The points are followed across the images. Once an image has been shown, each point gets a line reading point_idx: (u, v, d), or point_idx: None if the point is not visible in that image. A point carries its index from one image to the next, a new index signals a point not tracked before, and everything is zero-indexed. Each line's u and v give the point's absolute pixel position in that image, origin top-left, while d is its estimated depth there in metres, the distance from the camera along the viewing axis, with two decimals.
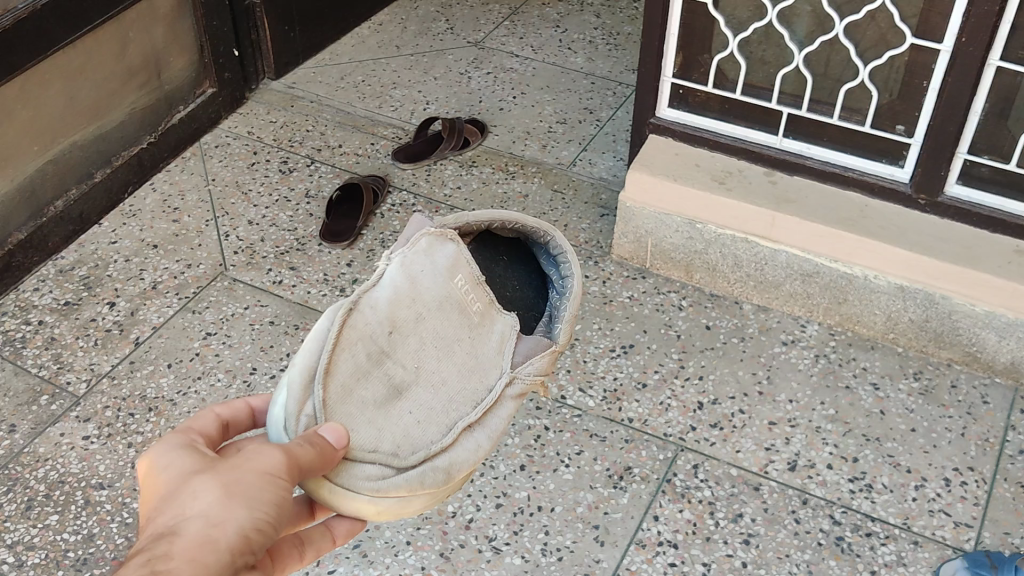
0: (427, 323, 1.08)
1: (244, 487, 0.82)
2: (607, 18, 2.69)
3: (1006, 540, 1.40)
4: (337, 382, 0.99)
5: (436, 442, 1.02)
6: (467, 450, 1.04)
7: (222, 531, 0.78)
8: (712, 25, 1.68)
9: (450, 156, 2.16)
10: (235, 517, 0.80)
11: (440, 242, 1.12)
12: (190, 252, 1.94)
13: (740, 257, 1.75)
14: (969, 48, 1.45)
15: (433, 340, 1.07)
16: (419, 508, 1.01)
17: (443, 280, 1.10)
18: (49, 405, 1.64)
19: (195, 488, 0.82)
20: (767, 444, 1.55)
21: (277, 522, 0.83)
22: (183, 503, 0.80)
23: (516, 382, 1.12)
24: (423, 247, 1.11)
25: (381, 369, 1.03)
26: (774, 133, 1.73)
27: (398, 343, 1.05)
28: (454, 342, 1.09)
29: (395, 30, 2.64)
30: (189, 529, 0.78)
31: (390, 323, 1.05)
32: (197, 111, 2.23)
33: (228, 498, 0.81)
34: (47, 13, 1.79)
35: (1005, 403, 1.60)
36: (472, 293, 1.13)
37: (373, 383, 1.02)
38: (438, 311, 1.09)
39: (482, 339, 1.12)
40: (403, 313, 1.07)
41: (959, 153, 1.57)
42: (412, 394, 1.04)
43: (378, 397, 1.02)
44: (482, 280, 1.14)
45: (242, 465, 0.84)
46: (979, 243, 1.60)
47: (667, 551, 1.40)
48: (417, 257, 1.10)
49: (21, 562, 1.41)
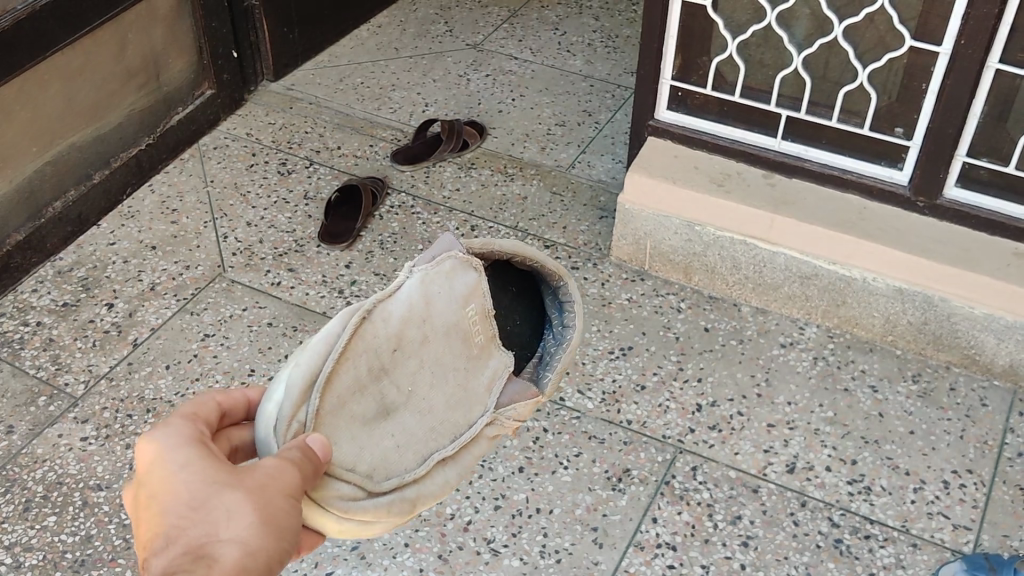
0: (431, 349, 1.03)
1: (275, 512, 0.78)
2: (607, 21, 2.69)
3: (1005, 542, 1.40)
4: (331, 395, 0.93)
5: (410, 471, 0.99)
6: (435, 485, 1.01)
7: (257, 561, 0.75)
8: (712, 27, 1.68)
9: (449, 157, 2.16)
10: (268, 545, 0.76)
11: (463, 268, 1.08)
12: (189, 253, 1.94)
13: (738, 259, 1.75)
14: (969, 50, 1.46)
15: (433, 365, 1.03)
16: (375, 532, 0.98)
17: (456, 305, 1.05)
18: (48, 405, 1.64)
19: (228, 505, 0.77)
20: (766, 445, 1.55)
21: (294, 547, 0.81)
22: (216, 522, 0.76)
23: (497, 423, 1.09)
24: (445, 269, 1.06)
25: (377, 386, 0.98)
26: (772, 135, 1.73)
27: (399, 363, 1.00)
28: (451, 371, 1.05)
29: (394, 32, 2.64)
30: (225, 557, 0.74)
31: (397, 340, 1.00)
32: (196, 112, 2.23)
33: (262, 525, 0.77)
34: (46, 14, 1.79)
35: (1004, 406, 1.60)
36: (481, 324, 1.09)
37: (365, 400, 0.97)
38: (444, 336, 1.04)
39: (477, 372, 1.08)
40: (411, 331, 1.01)
41: (958, 155, 1.57)
42: (398, 417, 1.00)
43: (367, 415, 0.97)
44: (491, 313, 1.10)
45: (269, 483, 0.79)
46: (978, 245, 1.60)
47: (666, 553, 1.40)
48: (437, 274, 1.04)
49: (19, 563, 1.41)
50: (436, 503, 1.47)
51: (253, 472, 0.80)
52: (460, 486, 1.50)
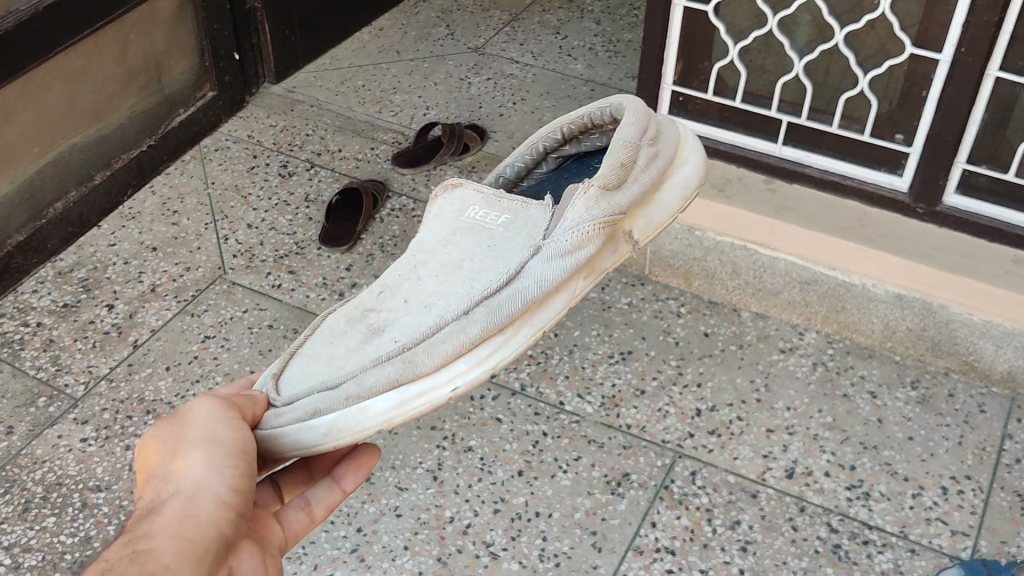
0: (426, 264, 1.11)
1: (206, 448, 0.90)
2: (607, 25, 2.70)
3: (1003, 548, 1.41)
4: (302, 355, 1.05)
5: (407, 347, 1.02)
6: (445, 339, 1.01)
7: (196, 503, 0.87)
8: (712, 33, 1.68)
9: (450, 161, 2.16)
10: (203, 485, 0.88)
11: (449, 192, 1.18)
12: (189, 254, 1.94)
13: (739, 265, 1.76)
14: (968, 58, 1.47)
15: (432, 272, 1.10)
16: (391, 413, 1.00)
17: (452, 232, 1.14)
18: (47, 407, 1.64)
19: (165, 470, 0.90)
20: (765, 450, 1.55)
21: (251, 471, 0.92)
22: (159, 486, 0.90)
23: (545, 249, 1.08)
24: (433, 211, 1.18)
25: (363, 320, 1.06)
26: (773, 141, 1.74)
27: (383, 298, 1.08)
28: (461, 262, 1.10)
29: (396, 36, 2.64)
30: (168, 508, 0.87)
31: (381, 284, 1.10)
32: (197, 113, 2.23)
33: (193, 467, 0.89)
34: (49, 15, 1.80)
35: (1002, 412, 1.61)
36: (493, 213, 1.15)
37: (350, 335, 1.05)
38: (439, 250, 1.12)
39: (505, 234, 1.12)
40: (397, 269, 1.11)
41: (959, 162, 1.58)
42: (390, 327, 1.05)
43: (352, 342, 1.04)
44: (500, 197, 1.16)
45: (191, 432, 0.92)
46: (978, 252, 1.61)
47: (665, 558, 1.40)
48: (421, 226, 1.17)
49: (18, 564, 1.41)
50: (436, 506, 1.48)
51: (182, 428, 0.93)
52: (459, 489, 1.50)
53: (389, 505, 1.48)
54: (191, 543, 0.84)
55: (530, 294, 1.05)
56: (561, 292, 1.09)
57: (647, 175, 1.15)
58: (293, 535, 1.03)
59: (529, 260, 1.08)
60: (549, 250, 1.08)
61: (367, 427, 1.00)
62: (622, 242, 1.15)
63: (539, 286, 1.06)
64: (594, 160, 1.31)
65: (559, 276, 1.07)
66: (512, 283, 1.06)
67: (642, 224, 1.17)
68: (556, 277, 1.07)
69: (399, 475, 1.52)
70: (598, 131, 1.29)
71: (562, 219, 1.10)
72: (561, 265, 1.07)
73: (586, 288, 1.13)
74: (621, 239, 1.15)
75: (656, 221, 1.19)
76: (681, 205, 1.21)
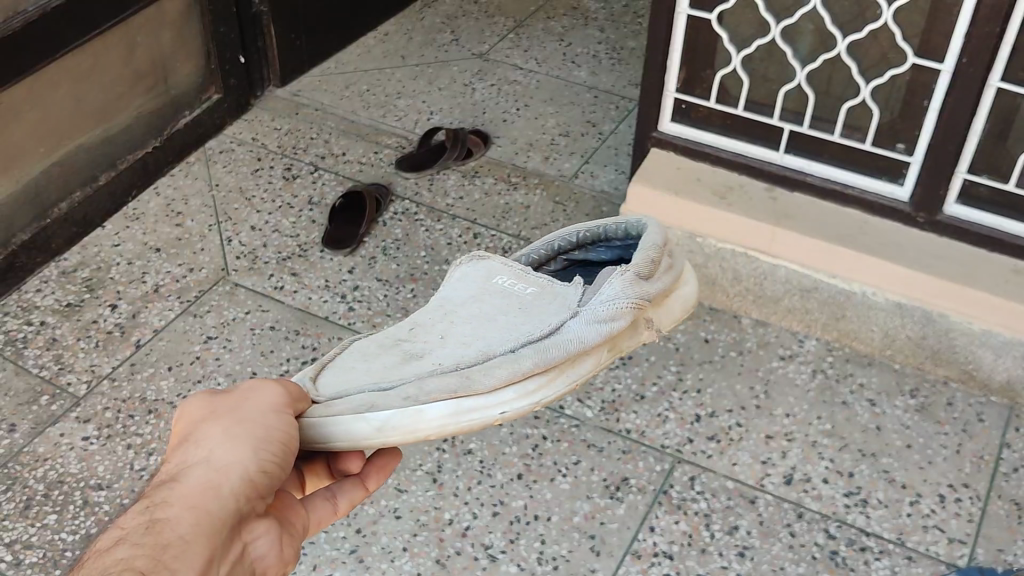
0: (462, 311, 1.13)
1: (245, 431, 0.91)
2: (612, 33, 2.71)
3: (999, 557, 1.41)
4: (343, 362, 1.07)
5: (452, 369, 1.05)
6: (496, 364, 1.05)
7: (223, 478, 0.87)
8: (715, 41, 1.69)
9: (453, 166, 2.18)
10: (237, 461, 0.88)
11: (471, 264, 1.19)
12: (192, 256, 1.95)
13: (740, 271, 1.77)
14: (970, 69, 1.48)
15: (464, 320, 1.12)
16: (437, 425, 1.03)
17: (470, 288, 1.16)
18: (49, 405, 1.65)
19: (201, 437, 0.91)
20: (764, 457, 1.55)
21: (285, 461, 0.92)
22: (190, 453, 0.90)
23: (580, 315, 1.10)
24: (454, 279, 1.19)
25: (399, 347, 1.08)
26: (774, 149, 1.75)
27: (420, 332, 1.10)
28: (495, 315, 1.12)
29: (401, 41, 2.65)
30: (192, 477, 0.87)
31: (412, 322, 1.12)
32: (202, 115, 2.24)
33: (231, 446, 0.89)
34: (56, 16, 1.81)
35: (1001, 422, 1.61)
36: (520, 284, 1.16)
37: (385, 358, 1.07)
38: (470, 305, 1.14)
39: (533, 303, 1.13)
40: (426, 314, 1.13)
41: (959, 172, 1.59)
42: (429, 353, 1.07)
43: (390, 361, 1.06)
44: (526, 272, 1.17)
45: (240, 414, 0.93)
46: (978, 262, 1.61)
47: (663, 562, 1.41)
48: (444, 287, 1.18)
49: (19, 561, 1.42)
50: (435, 508, 1.48)
51: (233, 405, 0.94)
52: (459, 492, 1.51)
53: (388, 507, 1.48)
54: (210, 515, 0.84)
55: (574, 345, 1.08)
56: (593, 353, 1.11)
57: (665, 277, 1.18)
58: (317, 521, 1.01)
59: (571, 313, 1.11)
60: (585, 311, 1.10)
61: (418, 433, 1.02)
62: (643, 328, 1.16)
63: (580, 337, 1.08)
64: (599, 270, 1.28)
65: (599, 336, 1.09)
66: (555, 335, 1.09)
67: (657, 320, 1.19)
68: (591, 336, 1.08)
69: (399, 477, 1.52)
70: (606, 242, 1.27)
71: (591, 290, 1.13)
72: (593, 327, 1.09)
73: (606, 359, 1.14)
74: (640, 326, 1.16)
75: (667, 324, 1.21)
76: (682, 312, 1.23)
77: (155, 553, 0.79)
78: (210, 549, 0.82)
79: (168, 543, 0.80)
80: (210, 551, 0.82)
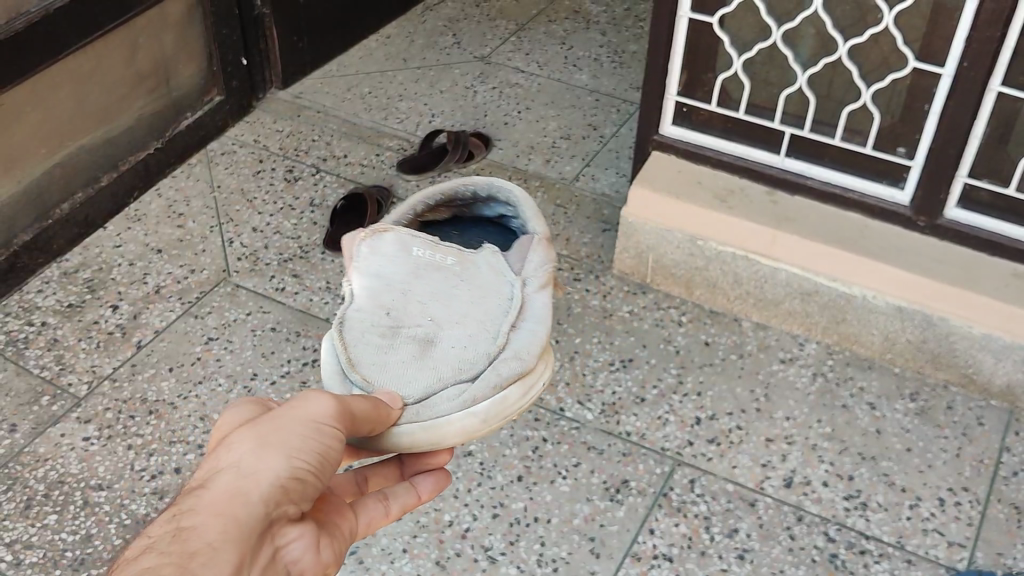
0: (416, 287, 1.27)
1: (282, 439, 0.91)
2: (613, 36, 2.71)
3: (999, 560, 1.41)
4: (370, 360, 1.18)
5: (491, 349, 1.22)
6: (524, 340, 1.24)
7: (253, 485, 0.85)
8: (717, 45, 1.69)
9: (454, 168, 2.16)
10: (269, 468, 0.87)
11: (380, 238, 1.31)
12: (193, 257, 1.96)
13: (740, 274, 1.77)
14: (971, 73, 1.48)
15: (427, 299, 1.26)
16: (515, 400, 1.21)
17: (405, 266, 1.29)
18: (50, 405, 1.65)
19: (232, 444, 0.90)
20: (764, 459, 1.56)
21: (318, 469, 0.91)
22: (219, 459, 0.88)
23: (528, 282, 1.32)
24: (369, 253, 1.30)
25: (404, 335, 1.22)
26: (775, 152, 1.75)
27: (403, 316, 1.24)
28: (450, 288, 1.28)
29: (403, 43, 2.66)
30: (220, 484, 0.85)
31: (381, 307, 1.25)
32: (204, 117, 2.24)
33: (263, 452, 0.88)
34: (59, 17, 1.82)
35: (1001, 425, 1.61)
36: (438, 254, 1.32)
37: (402, 347, 1.20)
38: (418, 283, 1.28)
39: (472, 274, 1.31)
40: (387, 297, 1.26)
41: (959, 176, 1.59)
42: (440, 336, 1.22)
43: (415, 351, 1.20)
44: (436, 242, 1.32)
45: (280, 424, 0.93)
46: (978, 266, 1.61)
47: (662, 565, 1.41)
48: (369, 265, 1.29)
49: (19, 561, 1.42)
50: (435, 510, 1.49)
51: (275, 418, 0.94)
52: (459, 494, 1.51)
53: None
54: (238, 521, 0.81)
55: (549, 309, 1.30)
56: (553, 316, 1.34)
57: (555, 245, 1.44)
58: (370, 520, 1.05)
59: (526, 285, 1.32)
60: (525, 278, 1.32)
61: (506, 411, 1.20)
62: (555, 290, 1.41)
63: (545, 303, 1.31)
64: (445, 228, 1.50)
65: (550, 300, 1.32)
66: (529, 308, 1.29)
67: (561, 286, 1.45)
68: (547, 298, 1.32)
69: None
70: (448, 204, 1.49)
71: (516, 263, 1.35)
72: (543, 293, 1.32)
73: None
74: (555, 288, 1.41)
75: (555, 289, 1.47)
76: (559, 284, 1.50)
77: (183, 560, 0.76)
78: (239, 554, 0.79)
79: (196, 550, 0.77)
80: (240, 556, 0.79)
